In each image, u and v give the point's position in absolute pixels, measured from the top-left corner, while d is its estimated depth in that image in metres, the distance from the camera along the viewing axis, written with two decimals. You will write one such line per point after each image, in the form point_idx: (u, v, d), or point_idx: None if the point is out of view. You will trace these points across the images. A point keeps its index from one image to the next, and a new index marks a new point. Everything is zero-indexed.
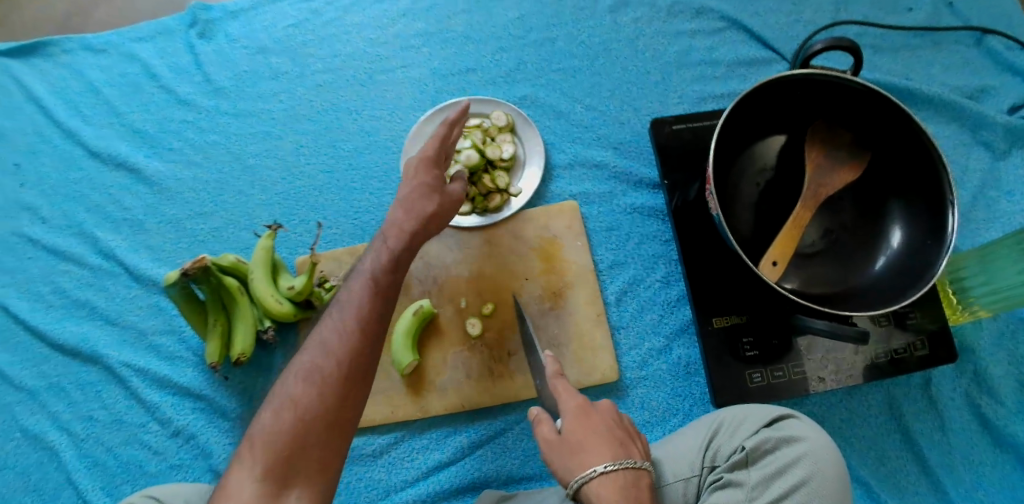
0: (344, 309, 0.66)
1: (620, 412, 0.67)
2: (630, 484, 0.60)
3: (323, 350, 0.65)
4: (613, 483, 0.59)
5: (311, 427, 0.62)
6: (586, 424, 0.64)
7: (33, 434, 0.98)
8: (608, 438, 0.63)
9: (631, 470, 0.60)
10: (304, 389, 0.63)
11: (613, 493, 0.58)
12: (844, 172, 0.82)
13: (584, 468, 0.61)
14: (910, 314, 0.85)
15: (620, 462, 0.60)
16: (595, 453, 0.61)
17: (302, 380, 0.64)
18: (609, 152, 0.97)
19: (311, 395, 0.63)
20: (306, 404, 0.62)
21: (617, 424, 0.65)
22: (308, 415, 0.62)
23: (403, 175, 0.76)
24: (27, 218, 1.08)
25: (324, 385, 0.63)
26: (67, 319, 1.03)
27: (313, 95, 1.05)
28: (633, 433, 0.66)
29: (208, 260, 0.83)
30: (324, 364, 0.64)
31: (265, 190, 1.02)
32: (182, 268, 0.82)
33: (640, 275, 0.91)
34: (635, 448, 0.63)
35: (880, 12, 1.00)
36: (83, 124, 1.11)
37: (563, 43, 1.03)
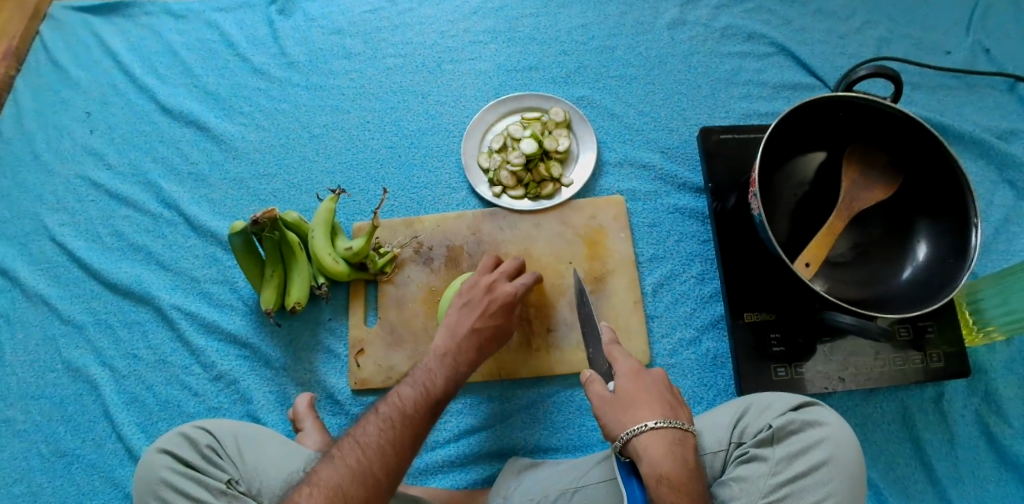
0: (457, 349, 0.81)
1: (670, 381, 0.73)
2: (678, 441, 0.66)
3: (404, 411, 0.72)
4: (663, 439, 0.65)
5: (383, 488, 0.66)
6: (641, 388, 0.70)
7: (75, 366, 1.03)
8: (660, 401, 0.69)
9: (679, 430, 0.66)
10: (383, 447, 0.68)
11: (661, 446, 0.65)
12: (878, 189, 0.89)
13: (635, 423, 0.67)
14: (929, 328, 0.90)
15: (670, 422, 0.66)
16: (648, 412, 0.67)
17: (383, 437, 0.69)
18: (657, 155, 1.04)
19: (389, 453, 0.68)
20: (385, 465, 0.67)
21: (668, 390, 0.71)
22: (382, 477, 0.66)
23: (466, 306, 0.85)
24: (92, 164, 1.15)
25: (399, 447, 0.69)
26: (123, 261, 1.09)
27: (383, 76, 1.13)
28: (681, 401, 0.71)
29: (277, 213, 0.86)
30: (406, 425, 0.70)
31: (328, 158, 1.09)
32: (250, 219, 0.85)
33: (677, 270, 0.97)
34: (682, 413, 0.69)
35: (920, 53, 1.08)
36: (157, 82, 1.18)
37: (622, 52, 1.10)
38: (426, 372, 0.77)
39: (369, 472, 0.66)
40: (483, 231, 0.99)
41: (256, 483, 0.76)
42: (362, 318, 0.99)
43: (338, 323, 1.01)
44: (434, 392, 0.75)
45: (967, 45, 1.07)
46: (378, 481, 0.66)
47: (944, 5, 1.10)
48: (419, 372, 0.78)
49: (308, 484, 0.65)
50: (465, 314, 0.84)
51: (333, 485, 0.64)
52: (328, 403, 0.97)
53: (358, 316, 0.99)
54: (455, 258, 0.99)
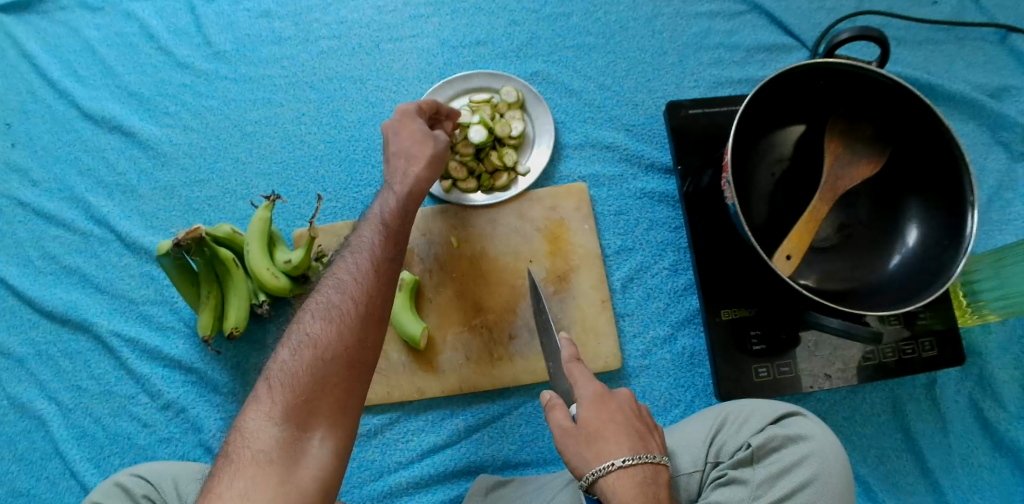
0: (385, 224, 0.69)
1: (638, 404, 0.67)
2: (649, 478, 0.60)
3: (364, 251, 0.66)
4: (633, 477, 0.59)
5: (354, 325, 0.61)
6: (606, 417, 0.64)
7: (21, 403, 0.96)
8: (628, 430, 0.63)
9: (650, 464, 0.61)
10: (346, 287, 0.63)
11: (631, 486, 0.59)
12: (864, 165, 0.80)
13: (600, 461, 0.61)
14: (921, 314, 0.83)
15: (641, 457, 0.61)
16: (617, 447, 0.61)
17: (346, 275, 0.64)
18: (622, 134, 0.94)
19: (353, 289, 0.63)
20: (351, 300, 0.62)
21: (637, 415, 0.65)
22: (352, 318, 0.61)
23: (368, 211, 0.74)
24: (16, 181, 1.04)
25: (363, 280, 0.64)
26: (57, 286, 1.00)
27: (318, 61, 1.02)
28: (651, 426, 0.66)
29: (202, 232, 0.79)
30: (367, 255, 0.66)
31: (263, 158, 0.99)
32: (172, 240, 0.78)
33: (647, 262, 0.89)
34: (653, 442, 0.64)
35: (905, 3, 0.97)
36: (77, 85, 1.07)
37: (578, 18, 0.99)
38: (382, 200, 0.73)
39: (338, 314, 0.61)
40: (433, 230, 0.90)
41: None
42: None
43: None
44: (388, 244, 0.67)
45: None
46: (347, 318, 0.61)
47: None
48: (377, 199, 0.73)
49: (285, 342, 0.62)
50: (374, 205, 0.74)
51: (304, 336, 0.60)
52: None
53: None
54: (406, 262, 0.89)
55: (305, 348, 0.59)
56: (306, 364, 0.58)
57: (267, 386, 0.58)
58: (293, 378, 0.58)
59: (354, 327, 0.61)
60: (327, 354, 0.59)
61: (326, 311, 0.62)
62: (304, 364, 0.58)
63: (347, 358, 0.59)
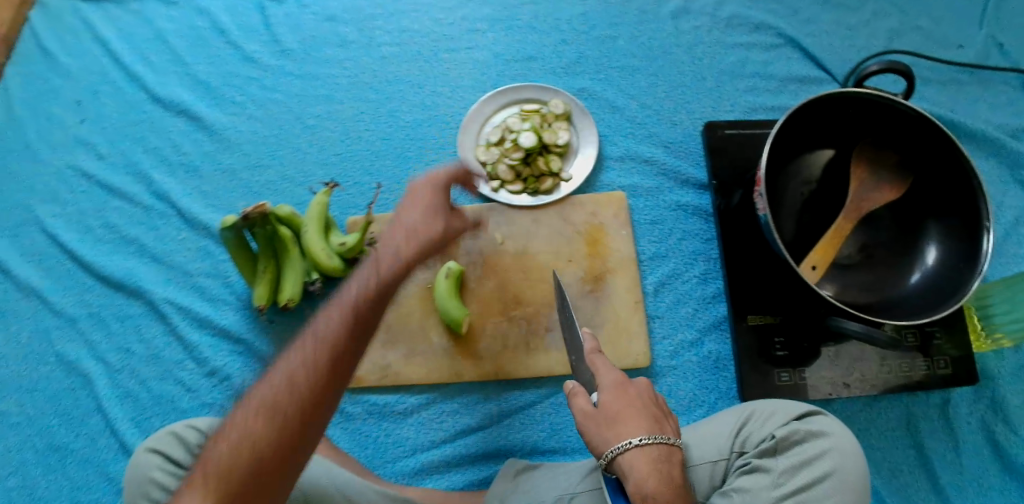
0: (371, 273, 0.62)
1: (654, 391, 0.72)
2: (662, 458, 0.65)
3: (343, 308, 0.60)
4: (647, 456, 0.65)
5: (307, 398, 0.57)
6: (625, 400, 0.68)
7: (69, 361, 1.02)
8: (645, 413, 0.68)
9: (665, 444, 0.66)
10: (310, 351, 0.58)
11: (646, 464, 0.64)
12: (887, 190, 0.86)
13: (619, 440, 0.66)
14: (936, 334, 0.88)
15: (657, 437, 0.66)
16: (634, 428, 0.66)
17: (316, 340, 0.59)
18: (660, 150, 1.01)
19: (318, 355, 0.58)
20: (311, 372, 0.57)
21: (653, 401, 0.70)
22: (310, 388, 0.57)
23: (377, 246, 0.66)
24: (82, 154, 1.12)
25: (332, 345, 0.59)
26: (115, 253, 1.07)
27: (378, 65, 1.09)
28: (664, 411, 0.71)
29: (267, 208, 0.86)
30: (344, 316, 0.60)
31: (321, 149, 1.06)
32: (240, 213, 0.86)
33: (679, 270, 0.94)
34: (667, 425, 0.69)
35: (933, 46, 1.04)
36: (147, 70, 1.15)
37: (624, 41, 1.07)
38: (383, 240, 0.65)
39: (295, 381, 0.57)
40: (479, 226, 0.96)
41: None
42: None
43: None
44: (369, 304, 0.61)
45: (980, 38, 1.03)
46: (304, 388, 0.57)
47: None
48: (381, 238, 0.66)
49: (243, 399, 0.58)
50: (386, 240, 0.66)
51: (257, 410, 0.56)
52: None
53: None
54: (452, 254, 0.95)
55: (257, 415, 0.56)
56: (251, 433, 0.55)
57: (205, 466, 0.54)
58: (235, 457, 0.54)
59: (309, 399, 0.57)
60: (274, 424, 0.55)
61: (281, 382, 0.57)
62: (250, 432, 0.55)
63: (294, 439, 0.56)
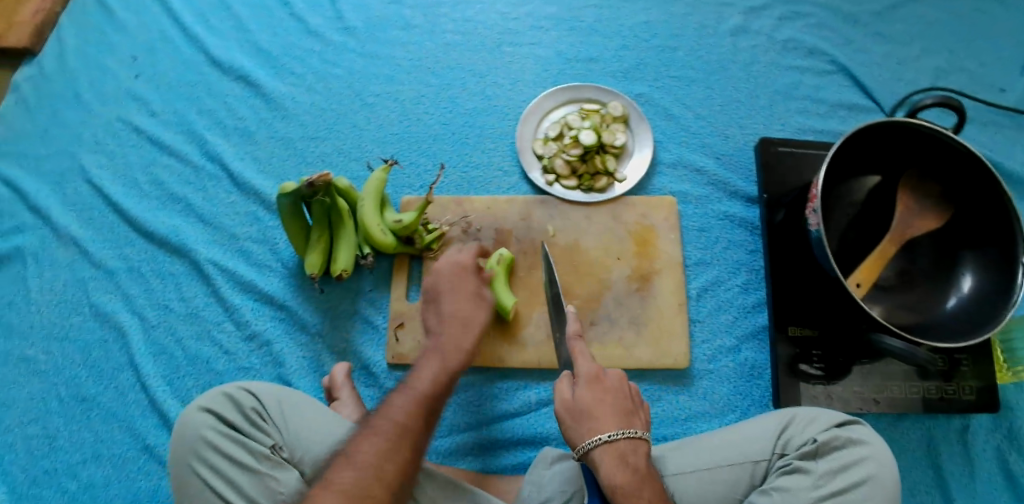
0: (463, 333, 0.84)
1: (628, 384, 0.76)
2: (628, 451, 0.69)
3: (431, 389, 0.75)
4: (613, 450, 0.69)
5: (405, 472, 0.67)
6: (597, 394, 0.73)
7: (103, 312, 0.99)
8: (617, 408, 0.72)
9: (632, 439, 0.69)
10: (411, 424, 0.70)
11: (613, 459, 0.68)
12: (929, 219, 0.91)
13: (592, 433, 0.70)
14: (963, 360, 0.92)
15: (622, 432, 0.69)
16: (607, 421, 0.70)
17: (419, 384, 0.75)
18: (711, 161, 1.04)
19: (415, 431, 0.70)
20: (420, 410, 0.72)
21: (625, 395, 0.74)
22: (407, 461, 0.67)
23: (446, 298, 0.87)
24: (135, 108, 1.11)
25: (423, 424, 0.72)
26: (159, 210, 1.05)
27: (440, 51, 1.11)
28: (637, 406, 0.75)
29: (331, 178, 0.82)
30: (432, 399, 0.74)
31: (379, 128, 1.07)
32: (304, 180, 0.82)
33: (722, 277, 0.97)
34: (638, 421, 0.73)
35: (976, 87, 1.08)
36: (207, 32, 1.15)
37: (683, 53, 1.10)
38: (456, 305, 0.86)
39: (399, 452, 0.67)
40: (533, 217, 0.99)
41: (300, 450, 0.74)
42: (404, 292, 0.98)
43: (379, 295, 0.99)
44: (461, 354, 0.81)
45: (1022, 84, 1.08)
46: (405, 459, 0.67)
47: (1003, 41, 1.11)
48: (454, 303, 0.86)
49: (351, 442, 0.67)
50: (449, 299, 0.87)
51: (379, 443, 0.66)
52: (362, 375, 0.95)
53: (399, 290, 0.98)
54: (504, 242, 0.98)
55: (366, 473, 0.64)
56: (366, 490, 0.62)
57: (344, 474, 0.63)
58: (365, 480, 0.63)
59: (405, 472, 0.67)
60: (381, 485, 0.64)
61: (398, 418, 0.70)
62: (363, 489, 0.63)
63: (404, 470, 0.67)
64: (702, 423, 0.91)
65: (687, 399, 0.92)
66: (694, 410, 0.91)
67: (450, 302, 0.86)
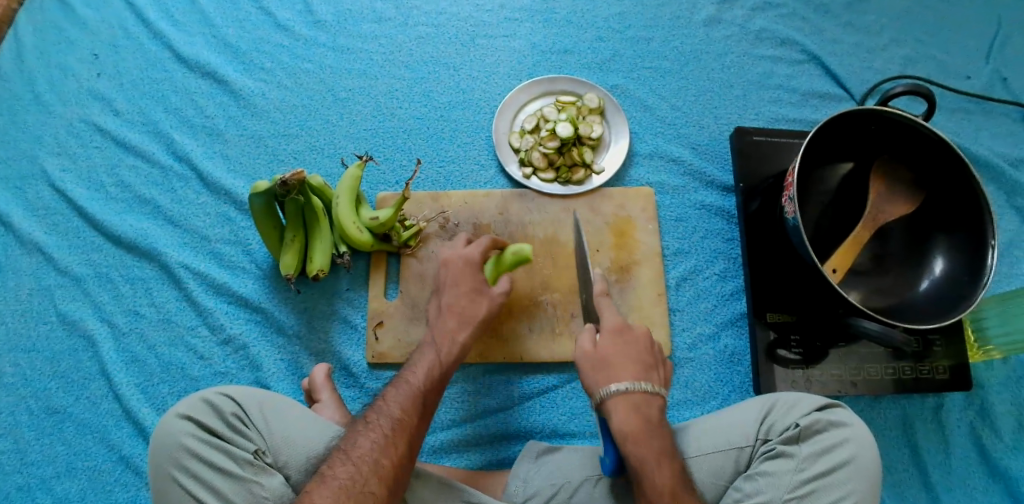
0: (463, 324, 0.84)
1: (652, 341, 0.78)
2: (642, 404, 0.71)
3: (424, 384, 0.78)
4: (628, 401, 0.71)
5: (403, 466, 0.70)
6: (621, 347, 0.75)
7: (71, 319, 0.96)
8: (637, 362, 0.74)
9: (647, 392, 0.72)
10: (406, 419, 0.73)
11: (626, 407, 0.70)
12: (900, 205, 0.92)
13: (609, 384, 0.72)
14: (936, 341, 0.93)
15: (638, 385, 0.72)
16: (626, 376, 0.72)
17: (413, 379, 0.78)
18: (687, 151, 1.04)
19: (412, 427, 0.73)
20: (415, 406, 0.75)
21: (648, 350, 0.76)
22: (403, 454, 0.70)
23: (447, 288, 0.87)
24: (99, 109, 1.08)
25: (419, 421, 0.74)
26: (127, 213, 1.02)
27: (413, 45, 1.10)
28: (659, 363, 0.77)
29: (306, 176, 0.80)
30: (427, 394, 0.77)
31: (353, 123, 1.05)
32: (277, 178, 0.80)
33: (700, 266, 0.98)
34: (655, 376, 0.75)
35: (942, 75, 1.10)
36: (172, 28, 1.12)
37: (657, 44, 1.10)
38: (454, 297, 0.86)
39: (396, 447, 0.70)
40: (511, 210, 0.98)
41: (283, 455, 0.73)
42: (382, 290, 0.96)
43: (356, 293, 0.97)
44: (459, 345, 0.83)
45: (987, 72, 1.10)
46: (401, 455, 0.70)
47: (968, 29, 1.13)
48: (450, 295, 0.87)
49: (348, 437, 0.70)
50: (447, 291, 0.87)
51: (374, 438, 0.70)
52: (342, 375, 0.94)
53: (378, 288, 0.96)
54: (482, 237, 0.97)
55: (363, 469, 0.67)
56: (363, 484, 0.65)
57: (339, 468, 0.66)
58: (362, 471, 0.66)
59: (402, 466, 0.69)
60: (378, 480, 0.66)
61: (393, 413, 0.73)
62: (361, 483, 0.65)
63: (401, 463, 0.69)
64: (685, 412, 0.92)
65: (669, 388, 0.93)
66: (677, 399, 0.92)
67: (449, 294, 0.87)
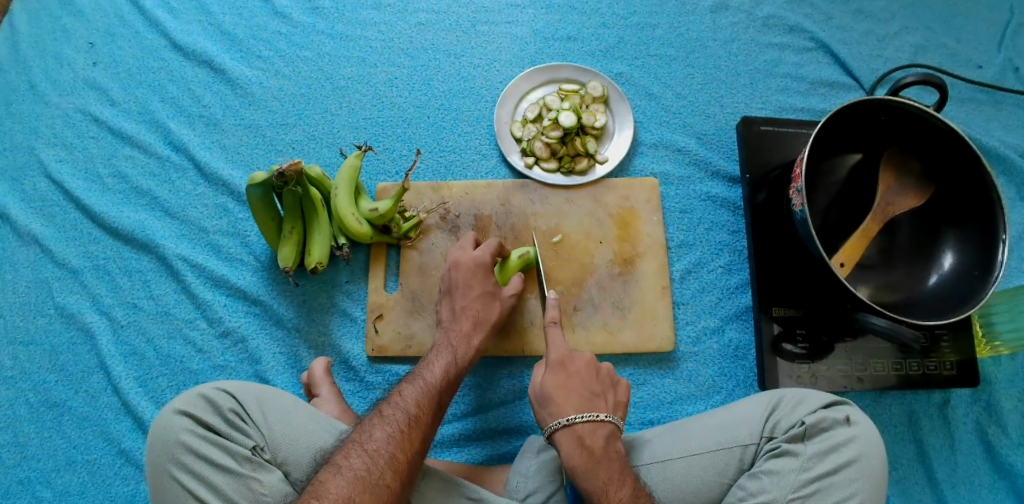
0: (478, 325, 0.85)
1: (598, 367, 0.80)
2: (587, 433, 0.72)
3: (440, 380, 0.78)
4: (573, 433, 0.72)
5: (417, 460, 0.70)
6: (562, 381, 0.77)
7: (69, 313, 0.95)
8: (584, 392, 0.76)
9: (591, 422, 0.73)
10: (422, 415, 0.73)
11: (571, 440, 0.72)
12: (911, 196, 0.90)
13: (554, 418, 0.74)
14: (944, 336, 0.92)
15: (582, 416, 0.73)
16: (570, 406, 0.74)
17: (429, 374, 0.78)
18: (692, 141, 1.02)
19: (427, 422, 0.73)
20: (431, 402, 0.75)
21: (593, 378, 0.78)
22: (417, 448, 0.70)
23: (456, 287, 0.87)
24: (94, 98, 1.06)
25: (434, 416, 0.75)
26: (124, 204, 1.00)
27: (414, 32, 1.07)
28: (607, 389, 0.78)
29: (303, 166, 0.78)
30: (443, 390, 0.77)
31: (352, 112, 1.03)
32: (274, 170, 0.78)
33: (705, 259, 0.96)
34: (604, 403, 0.76)
35: (954, 63, 1.08)
36: (167, 16, 1.09)
37: (663, 31, 1.08)
38: (463, 297, 0.86)
39: (411, 442, 0.70)
40: (512, 202, 0.96)
41: (282, 451, 0.72)
42: (382, 283, 0.95)
43: (356, 286, 0.96)
44: (473, 343, 0.84)
45: (998, 61, 1.08)
46: (416, 449, 0.70)
47: (980, 16, 1.10)
48: (461, 296, 0.86)
49: (363, 431, 0.71)
50: (459, 293, 0.86)
51: (391, 432, 0.70)
52: (342, 369, 0.93)
53: (377, 280, 0.95)
54: (483, 228, 0.95)
55: (378, 462, 0.67)
56: (378, 478, 0.66)
57: (354, 462, 0.67)
58: (377, 466, 0.67)
59: (416, 460, 0.70)
60: (393, 473, 0.67)
61: (409, 407, 0.73)
62: (376, 475, 0.66)
63: (415, 457, 0.70)
64: (688, 406, 0.91)
65: (673, 382, 0.92)
66: (680, 393, 0.91)
67: (461, 295, 0.86)
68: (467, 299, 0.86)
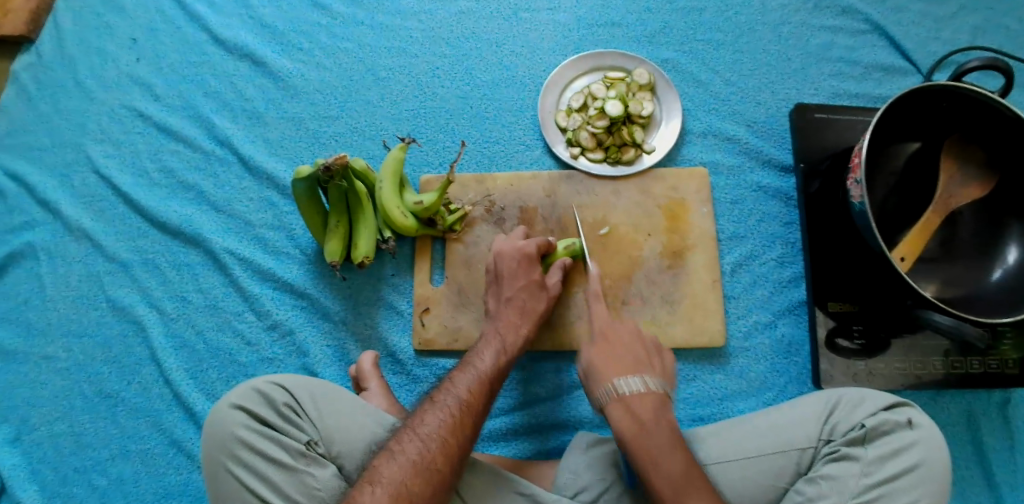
0: (524, 315, 0.83)
1: (641, 333, 0.78)
2: (635, 403, 0.70)
3: (492, 371, 0.77)
4: (624, 404, 0.70)
5: (468, 446, 0.69)
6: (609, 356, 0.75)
7: (121, 306, 0.95)
8: (629, 359, 0.74)
9: (640, 390, 0.70)
10: (474, 402, 0.72)
11: (624, 411, 0.69)
12: (974, 188, 0.87)
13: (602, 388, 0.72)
14: (1007, 333, 0.87)
15: (630, 384, 0.71)
16: (617, 374, 0.72)
17: (480, 362, 0.78)
18: (743, 129, 0.99)
19: (478, 409, 0.72)
20: (481, 388, 0.74)
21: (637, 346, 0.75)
22: (469, 435, 0.70)
23: (504, 278, 0.85)
24: (138, 93, 1.05)
25: (485, 404, 0.74)
26: (171, 199, 1.00)
27: (455, 20, 1.05)
28: (653, 354, 0.76)
29: (349, 161, 0.77)
30: (493, 380, 0.76)
31: (394, 103, 1.02)
32: (320, 164, 0.77)
33: (757, 251, 0.94)
34: (651, 369, 0.74)
35: (1017, 44, 1.03)
36: (209, 10, 1.09)
37: (710, 15, 1.05)
38: (511, 289, 0.85)
39: (462, 428, 0.69)
40: (558, 193, 0.95)
41: (336, 445, 0.72)
42: (428, 276, 0.94)
43: (401, 279, 0.95)
44: (522, 331, 0.82)
45: None
46: (466, 434, 0.69)
47: None
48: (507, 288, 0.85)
49: (416, 416, 0.71)
50: (506, 285, 0.85)
51: (443, 415, 0.70)
52: (390, 362, 0.92)
53: (423, 273, 0.94)
54: (529, 221, 0.94)
55: (431, 446, 0.67)
56: (429, 462, 0.66)
57: (404, 447, 0.67)
58: (428, 449, 0.67)
59: (467, 446, 0.69)
60: (444, 458, 0.67)
61: (460, 393, 0.73)
62: (427, 459, 0.66)
63: (466, 443, 0.69)
64: (740, 402, 0.89)
65: (723, 377, 0.90)
66: (731, 389, 0.89)
67: (508, 287, 0.85)
68: (514, 292, 0.84)
